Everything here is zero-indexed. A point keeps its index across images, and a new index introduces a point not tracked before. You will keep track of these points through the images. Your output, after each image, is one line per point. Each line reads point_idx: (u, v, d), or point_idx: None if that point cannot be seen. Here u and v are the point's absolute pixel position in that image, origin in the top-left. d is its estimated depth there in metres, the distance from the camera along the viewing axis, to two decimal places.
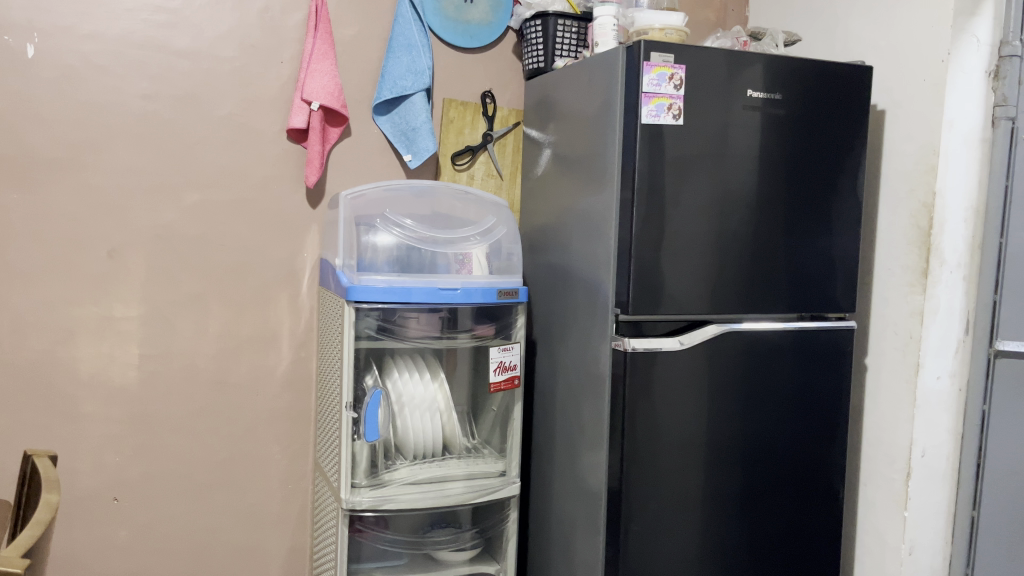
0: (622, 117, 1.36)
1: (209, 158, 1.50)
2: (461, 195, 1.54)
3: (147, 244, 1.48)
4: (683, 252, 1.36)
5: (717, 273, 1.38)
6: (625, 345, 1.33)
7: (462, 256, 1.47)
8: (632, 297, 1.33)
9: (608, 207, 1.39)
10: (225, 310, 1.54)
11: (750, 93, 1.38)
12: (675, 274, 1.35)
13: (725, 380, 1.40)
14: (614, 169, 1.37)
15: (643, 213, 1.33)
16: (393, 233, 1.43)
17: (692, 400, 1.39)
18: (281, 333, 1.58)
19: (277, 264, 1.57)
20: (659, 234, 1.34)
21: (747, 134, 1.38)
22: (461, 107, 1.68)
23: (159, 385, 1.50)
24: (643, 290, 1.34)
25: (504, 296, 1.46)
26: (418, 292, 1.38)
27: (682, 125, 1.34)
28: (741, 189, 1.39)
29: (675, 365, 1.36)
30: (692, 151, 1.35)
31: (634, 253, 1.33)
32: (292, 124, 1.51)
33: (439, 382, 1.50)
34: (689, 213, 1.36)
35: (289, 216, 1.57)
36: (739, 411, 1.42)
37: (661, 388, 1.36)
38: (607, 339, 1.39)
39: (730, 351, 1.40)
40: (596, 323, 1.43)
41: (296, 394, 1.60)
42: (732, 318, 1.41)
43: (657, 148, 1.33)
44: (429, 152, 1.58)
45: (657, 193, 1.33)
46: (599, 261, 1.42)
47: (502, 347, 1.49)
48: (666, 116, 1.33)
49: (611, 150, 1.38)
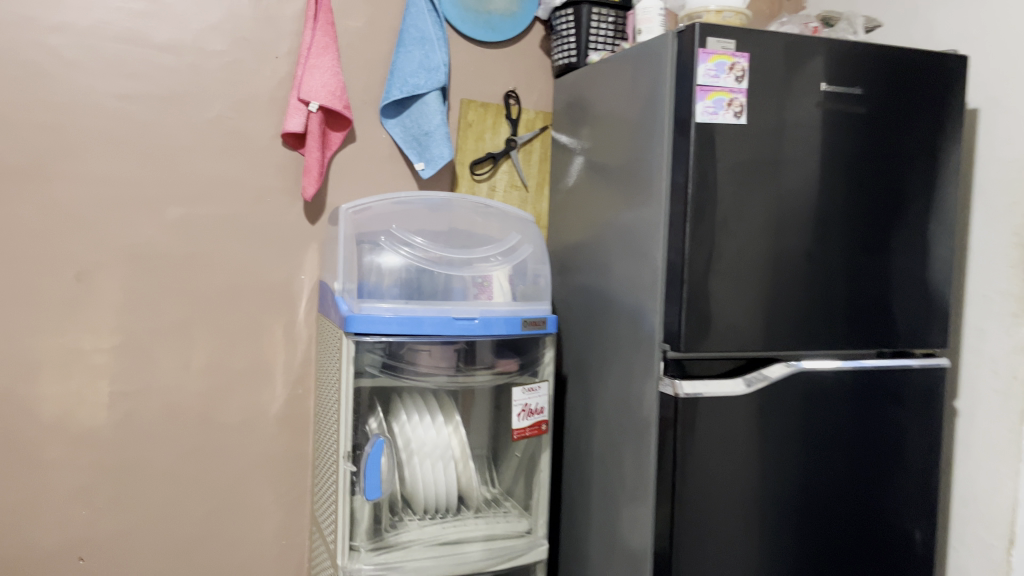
0: (672, 118, 1.15)
1: (195, 167, 1.31)
2: (482, 209, 1.35)
3: (124, 266, 1.28)
4: (743, 278, 1.14)
5: (785, 301, 1.17)
6: (677, 389, 1.12)
7: (481, 279, 1.26)
8: (684, 330, 1.12)
9: (655, 223, 1.17)
10: (213, 340, 1.34)
11: (823, 86, 1.16)
12: (734, 305, 1.14)
13: (790, 428, 1.19)
14: (662, 179, 1.16)
15: (698, 231, 1.12)
16: (400, 253, 1.22)
17: (754, 452, 1.17)
18: (276, 367, 1.38)
19: (271, 288, 1.37)
20: (717, 257, 1.13)
21: (820, 135, 1.17)
22: (481, 109, 1.48)
23: (135, 427, 1.30)
24: (698, 322, 1.12)
25: (529, 326, 1.25)
26: (433, 323, 1.17)
27: (743, 125, 1.13)
28: (813, 202, 1.17)
29: (735, 410, 1.15)
30: (755, 157, 1.14)
31: (686, 278, 1.12)
32: (288, 128, 1.32)
33: (454, 426, 1.29)
34: (751, 232, 1.14)
35: (286, 233, 1.38)
36: (808, 464, 1.20)
37: (717, 440, 1.15)
38: (653, 379, 1.17)
39: (798, 394, 1.18)
40: (639, 360, 1.21)
41: (294, 435, 1.40)
42: (797, 355, 1.19)
43: (714, 152, 1.12)
44: (443, 160, 1.38)
45: (715, 209, 1.12)
46: (644, 286, 1.20)
47: (527, 388, 1.28)
48: (726, 113, 1.12)
49: (659, 156, 1.17)
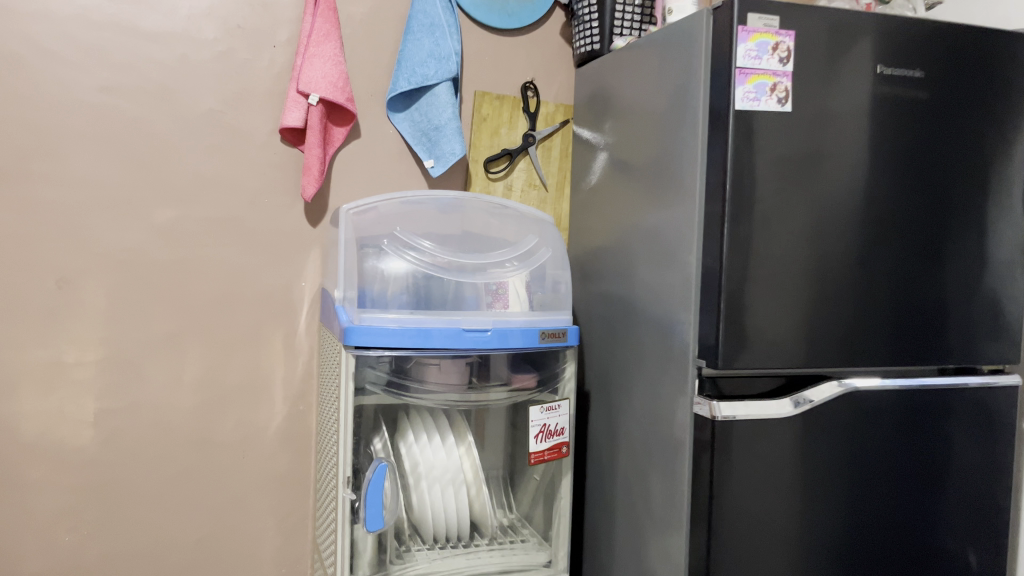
0: (708, 106, 1.03)
1: (186, 165, 1.21)
2: (496, 209, 1.23)
3: (109, 272, 1.18)
4: (787, 285, 1.02)
5: (837, 309, 1.04)
6: (714, 413, 0.99)
7: (496, 286, 1.14)
8: (723, 343, 1.00)
9: (689, 223, 1.05)
10: (207, 353, 1.24)
11: (880, 68, 1.04)
12: (776, 315, 1.02)
13: (838, 455, 1.06)
14: (696, 174, 1.04)
15: (737, 233, 1.00)
16: (406, 258, 1.10)
17: (800, 481, 1.05)
18: (276, 381, 1.28)
19: (269, 296, 1.27)
20: (757, 261, 1.01)
21: (876, 123, 1.05)
22: (496, 101, 1.36)
23: (122, 447, 1.20)
24: (737, 335, 1.00)
25: (548, 339, 1.14)
26: (444, 336, 1.06)
27: (789, 113, 1.01)
28: (868, 200, 1.05)
29: (778, 434, 1.03)
30: (800, 149, 1.02)
31: (723, 285, 0.99)
32: (286, 122, 1.21)
33: (467, 446, 1.18)
34: (796, 234, 1.02)
35: (285, 236, 1.27)
36: (859, 493, 1.08)
37: (756, 470, 1.03)
38: (685, 400, 1.05)
39: (849, 417, 1.06)
40: (670, 378, 1.08)
41: (294, 455, 1.30)
42: (847, 373, 1.07)
43: (754, 144, 1.00)
44: (455, 156, 1.27)
45: (756, 206, 1.00)
46: (674, 294, 1.08)
47: (546, 407, 1.17)
48: (768, 100, 1.00)
49: (692, 150, 1.05)
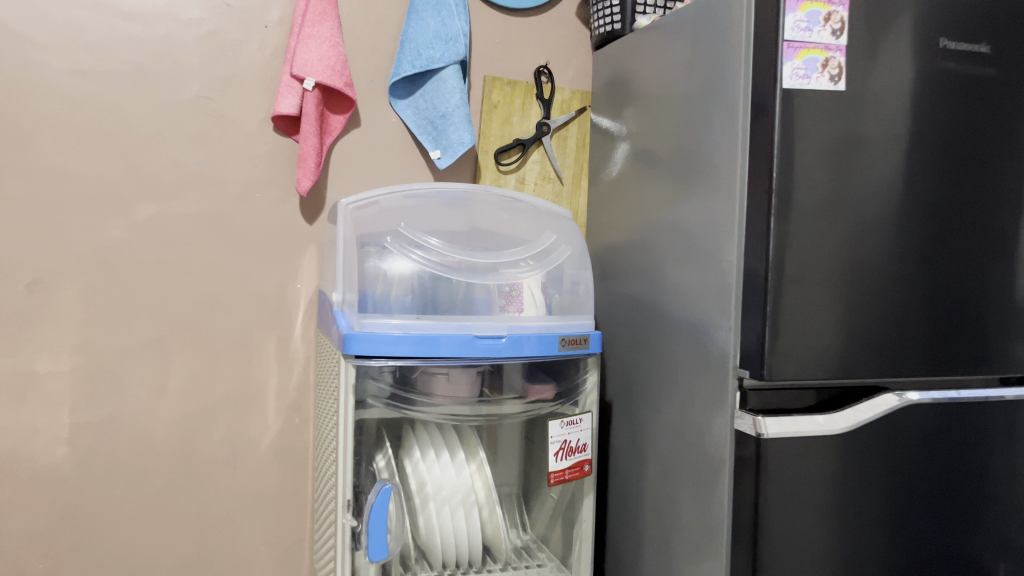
0: (750, 86, 0.93)
1: (170, 155, 1.10)
2: (508, 203, 1.13)
3: (85, 274, 1.07)
4: (840, 286, 0.90)
5: (897, 314, 0.92)
6: (759, 429, 0.87)
7: (509, 287, 1.04)
8: (769, 352, 0.88)
9: (728, 217, 0.94)
10: (192, 361, 1.13)
11: (944, 43, 0.92)
12: (828, 319, 0.90)
13: (897, 475, 0.94)
14: (736, 162, 0.93)
15: (784, 226, 0.88)
16: (412, 257, 1.00)
17: (855, 507, 0.93)
18: (268, 392, 1.18)
19: (261, 299, 1.16)
20: (808, 260, 0.89)
21: (941, 105, 0.93)
22: (507, 87, 1.26)
23: (101, 464, 1.09)
24: (784, 342, 0.89)
25: (568, 346, 1.03)
26: (453, 344, 0.96)
27: (842, 92, 0.89)
28: (933, 190, 0.93)
29: (829, 455, 0.91)
30: (855, 133, 0.90)
31: (769, 284, 0.88)
32: (278, 109, 1.11)
33: (478, 463, 1.08)
34: (849, 228, 0.90)
35: (278, 233, 1.17)
36: (921, 520, 0.95)
37: (805, 493, 0.91)
38: (725, 414, 0.93)
39: (910, 435, 0.94)
40: (708, 390, 0.97)
41: (289, 471, 1.19)
42: (907, 386, 0.94)
43: (805, 128, 0.88)
44: (464, 146, 1.16)
45: (805, 198, 0.89)
46: (713, 297, 0.97)
47: (567, 421, 1.06)
48: (819, 77, 0.88)
49: (731, 136, 0.94)
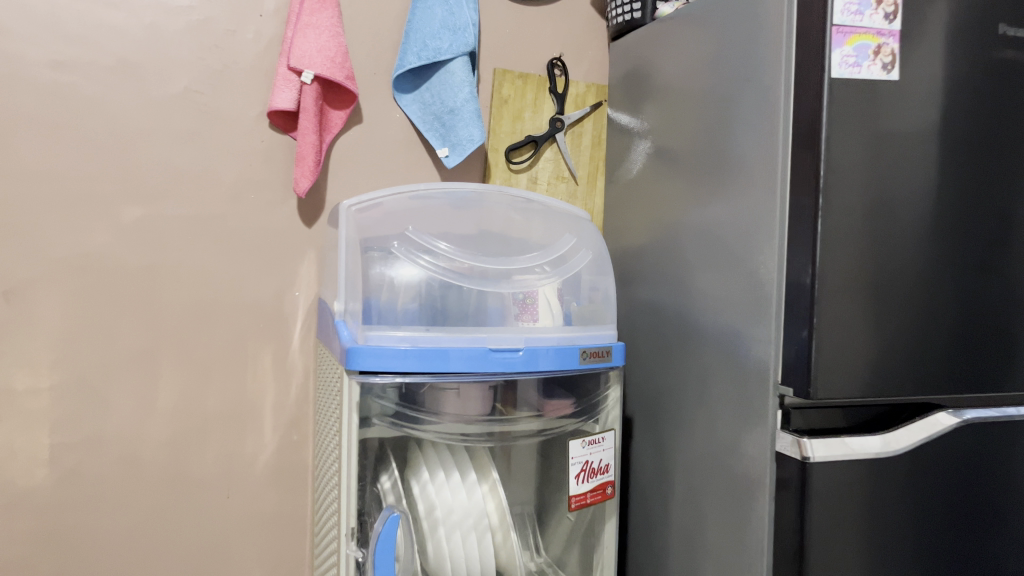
0: (792, 78, 0.84)
1: (158, 154, 1.02)
2: (520, 205, 1.05)
3: (65, 282, 0.99)
4: (896, 299, 0.81)
5: (958, 325, 0.83)
6: (806, 453, 0.79)
7: (523, 295, 0.95)
8: (817, 369, 0.79)
9: (769, 220, 0.85)
10: (183, 375, 1.05)
11: (1005, 29, 0.84)
12: (883, 332, 0.81)
13: (957, 500, 0.85)
14: (778, 161, 0.84)
15: (834, 230, 0.79)
16: (419, 263, 0.92)
17: (914, 539, 0.83)
18: (264, 407, 1.10)
19: (256, 307, 1.09)
20: (861, 268, 0.80)
21: (1004, 95, 0.84)
22: (519, 81, 1.18)
23: (84, 487, 1.01)
24: (834, 357, 0.79)
25: (589, 359, 0.96)
26: (465, 358, 0.88)
27: (896, 82, 0.80)
28: (996, 189, 0.84)
29: (884, 481, 0.82)
30: (911, 127, 0.81)
31: (816, 295, 0.79)
32: (274, 103, 1.03)
33: (491, 484, 0.97)
34: (908, 232, 0.81)
35: (275, 237, 1.09)
36: (985, 552, 0.86)
37: (859, 522, 0.82)
38: (765, 434, 0.85)
39: (971, 457, 0.85)
40: (745, 409, 0.89)
41: (286, 492, 1.12)
42: (965, 404, 0.85)
43: (856, 121, 0.80)
44: (473, 144, 1.08)
45: (856, 199, 0.80)
46: (750, 307, 0.89)
47: (588, 441, 0.99)
48: (871, 66, 0.80)
49: (771, 132, 0.86)
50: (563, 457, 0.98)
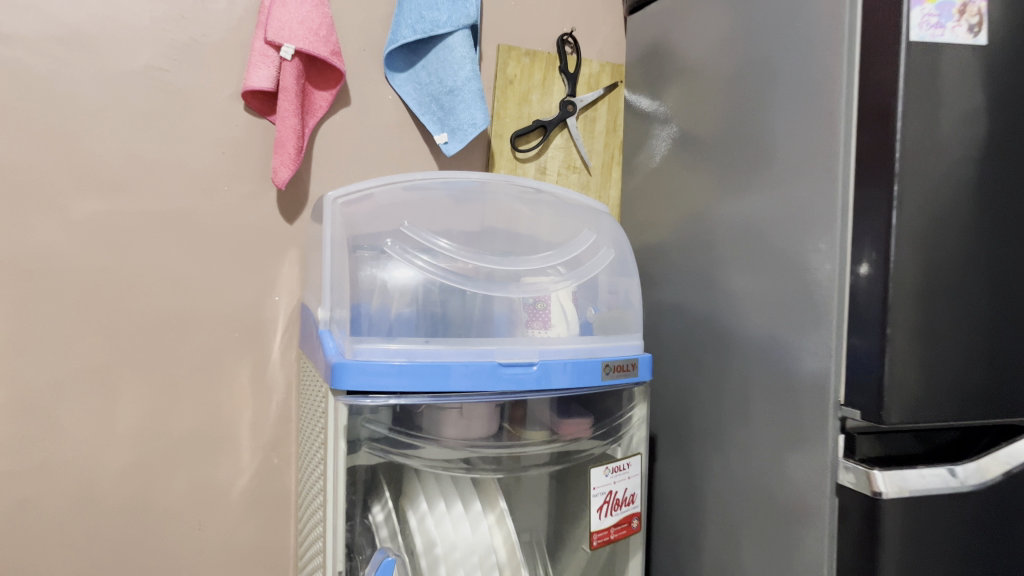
0: (856, 46, 0.71)
1: (115, 140, 0.90)
2: (529, 197, 0.92)
3: (9, 288, 0.86)
4: (982, 304, 0.68)
5: None
6: (880, 488, 0.67)
7: (534, 300, 0.82)
8: (892, 389, 0.66)
9: (829, 213, 0.72)
10: (147, 392, 0.92)
11: None
12: (970, 343, 0.68)
13: None
14: (839, 143, 0.71)
15: (914, 223, 0.66)
16: (416, 264, 0.79)
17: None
18: (240, 427, 0.97)
19: (230, 315, 0.96)
20: (943, 267, 0.67)
21: None
22: (525, 59, 1.06)
23: (33, 522, 0.88)
24: (912, 374, 0.66)
25: (611, 374, 0.83)
26: (471, 375, 0.76)
27: (981, 47, 0.68)
28: None
29: (963, 518, 0.70)
30: (998, 100, 0.68)
31: (890, 302, 0.66)
32: (250, 83, 0.90)
33: (497, 515, 0.84)
34: (996, 224, 0.68)
35: (252, 235, 0.96)
36: None
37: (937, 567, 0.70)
38: (824, 458, 0.72)
39: None
40: (796, 433, 0.76)
41: (266, 521, 0.99)
42: None
43: (937, 91, 0.66)
44: (475, 128, 0.96)
45: (937, 184, 0.66)
46: (802, 316, 0.76)
47: (612, 467, 0.86)
48: (957, 27, 0.67)
49: (828, 110, 0.73)
50: (582, 484, 0.85)
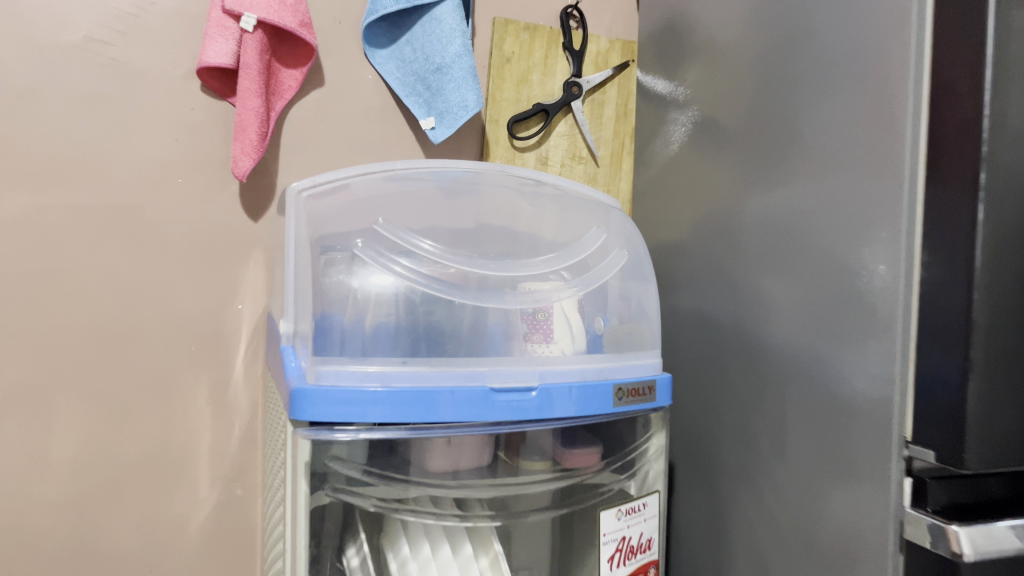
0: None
1: (48, 124, 0.77)
2: (529, 189, 0.79)
3: None
4: None
5: None
6: (959, 550, 0.52)
7: (534, 310, 0.70)
8: (975, 428, 0.52)
9: (894, 207, 0.58)
10: (87, 415, 0.80)
11: None
12: None
13: None
14: (907, 121, 0.58)
15: (1005, 219, 0.52)
16: (394, 270, 0.67)
17: None
18: (196, 455, 0.85)
19: (186, 325, 0.84)
20: None
21: None
22: (524, 33, 0.94)
23: None
24: (997, 409, 0.53)
25: (626, 400, 0.70)
26: (456, 404, 0.63)
27: None
28: None
29: None
30: None
31: (975, 318, 0.52)
32: (205, 58, 0.78)
33: (492, 558, 0.71)
34: None
35: (211, 234, 0.84)
36: None
37: None
38: (885, 504, 0.59)
39: None
40: (847, 472, 0.63)
41: (229, 560, 0.87)
42: None
43: None
44: (468, 112, 0.84)
45: None
46: (854, 332, 0.63)
47: (625, 509, 0.73)
48: None
49: (889, 81, 0.59)
50: (590, 529, 0.72)
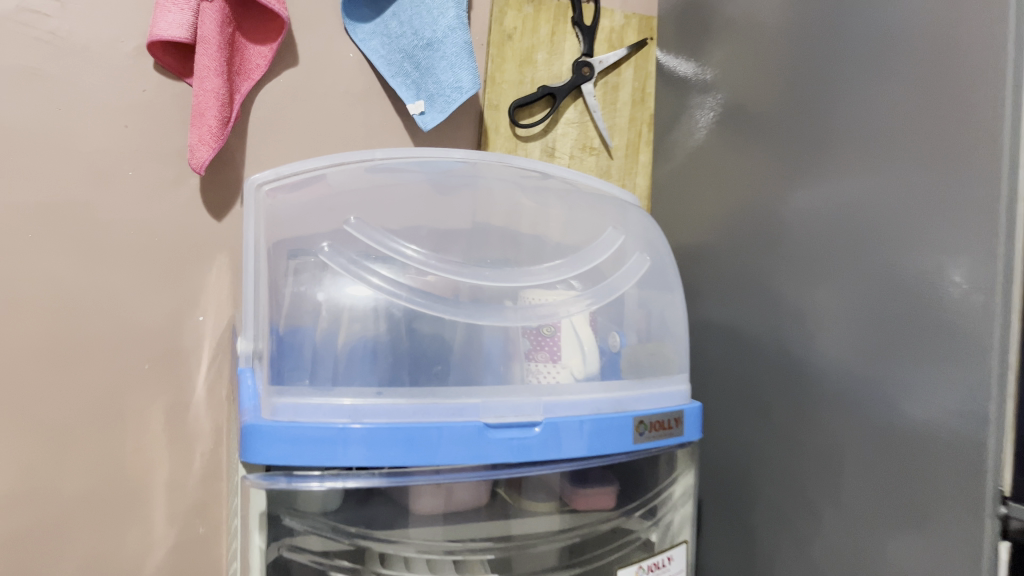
0: None
1: None
2: (534, 183, 0.68)
3: None
4: None
5: None
6: None
7: (539, 323, 0.60)
8: None
9: (988, 204, 0.47)
10: (21, 446, 0.69)
11: None
12: None
13: None
14: (1002, 97, 0.46)
15: None
16: (370, 280, 0.55)
17: None
18: (152, 487, 0.74)
19: (138, 340, 0.73)
20: None
21: None
22: (528, 7, 0.83)
23: None
24: None
25: (647, 435, 0.59)
26: (444, 445, 0.51)
27: None
28: None
29: None
30: None
31: None
32: (156, 30, 0.67)
33: None
34: None
35: (168, 233, 0.73)
36: None
37: None
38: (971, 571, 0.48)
39: None
40: (919, 531, 0.52)
41: None
42: None
43: None
44: (462, 95, 0.73)
45: None
46: (926, 356, 0.52)
47: (648, 566, 0.62)
48: None
49: (973, 50, 0.48)
50: None
